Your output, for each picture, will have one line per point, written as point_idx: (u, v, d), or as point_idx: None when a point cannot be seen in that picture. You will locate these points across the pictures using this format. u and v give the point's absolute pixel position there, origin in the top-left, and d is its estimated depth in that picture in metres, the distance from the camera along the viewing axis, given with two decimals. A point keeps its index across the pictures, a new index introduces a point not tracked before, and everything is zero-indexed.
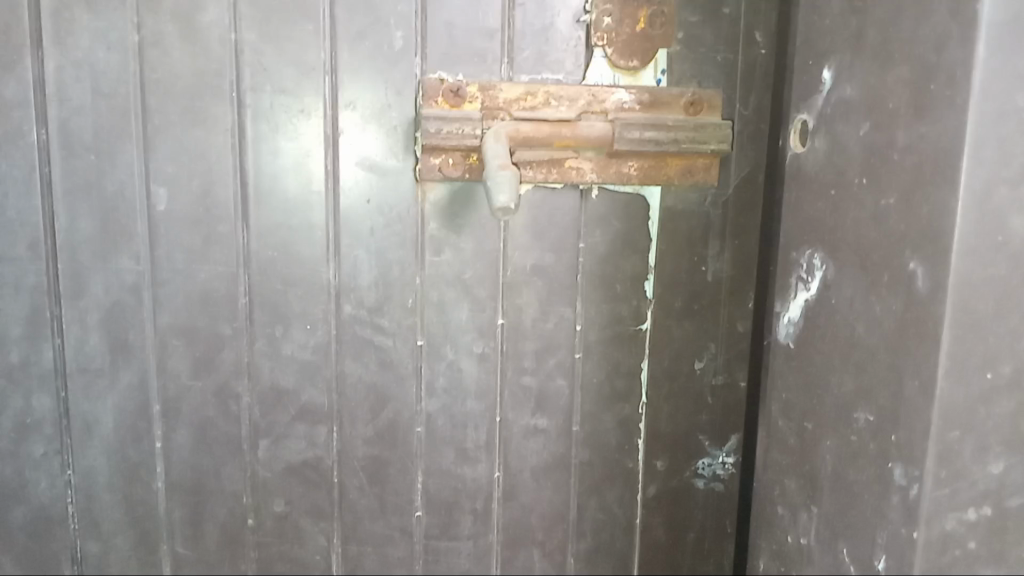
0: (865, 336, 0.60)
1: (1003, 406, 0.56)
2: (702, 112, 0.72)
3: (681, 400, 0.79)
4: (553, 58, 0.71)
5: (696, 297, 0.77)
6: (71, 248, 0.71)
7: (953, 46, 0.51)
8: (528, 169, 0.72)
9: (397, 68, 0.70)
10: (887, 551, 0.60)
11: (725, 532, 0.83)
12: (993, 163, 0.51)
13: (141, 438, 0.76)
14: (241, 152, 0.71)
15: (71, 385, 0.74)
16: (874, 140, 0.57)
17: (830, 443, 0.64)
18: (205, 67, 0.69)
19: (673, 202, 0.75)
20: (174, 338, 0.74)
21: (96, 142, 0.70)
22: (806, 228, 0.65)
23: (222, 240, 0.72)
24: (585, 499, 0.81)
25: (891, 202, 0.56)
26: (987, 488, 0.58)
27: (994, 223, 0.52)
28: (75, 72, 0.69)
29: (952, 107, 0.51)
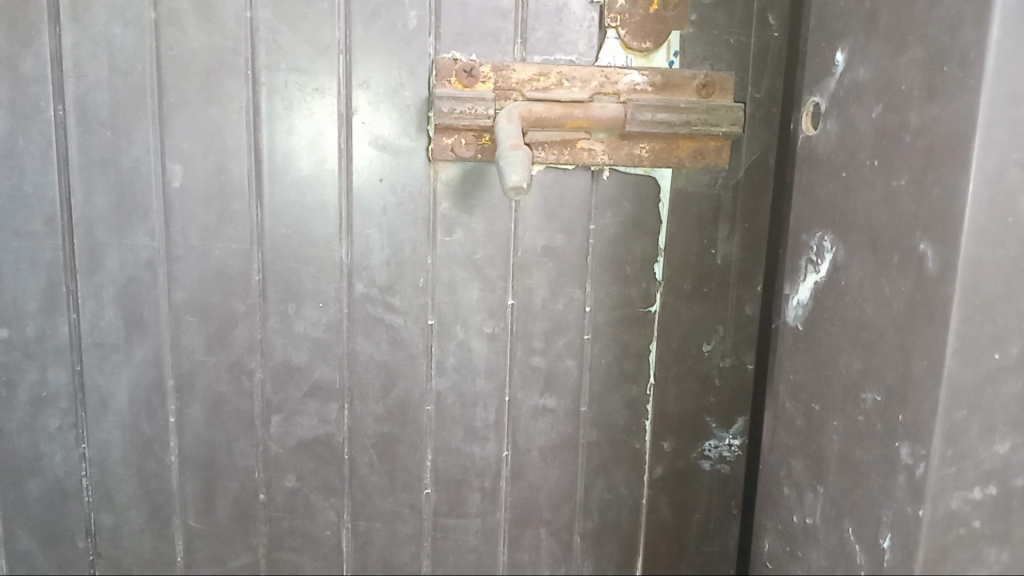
0: (873, 317, 0.60)
1: (1010, 386, 0.57)
2: (714, 94, 0.73)
3: (688, 382, 0.80)
4: (566, 39, 0.71)
5: (705, 280, 0.77)
6: (87, 224, 0.72)
7: (967, 28, 0.51)
8: (540, 149, 0.72)
9: (411, 47, 0.70)
10: (892, 529, 0.60)
11: (730, 513, 0.83)
12: (1004, 145, 0.52)
13: (155, 413, 0.77)
14: (255, 130, 0.71)
15: (86, 360, 0.75)
16: (886, 122, 0.58)
17: (837, 424, 0.65)
18: (221, 45, 0.69)
19: (684, 184, 0.75)
20: (188, 314, 0.75)
21: (112, 118, 0.70)
22: (817, 211, 0.65)
23: (236, 217, 0.73)
24: (592, 479, 0.82)
25: (902, 184, 0.57)
26: (992, 467, 0.59)
27: (1004, 204, 0.53)
28: (92, 48, 0.69)
29: (964, 89, 0.51)
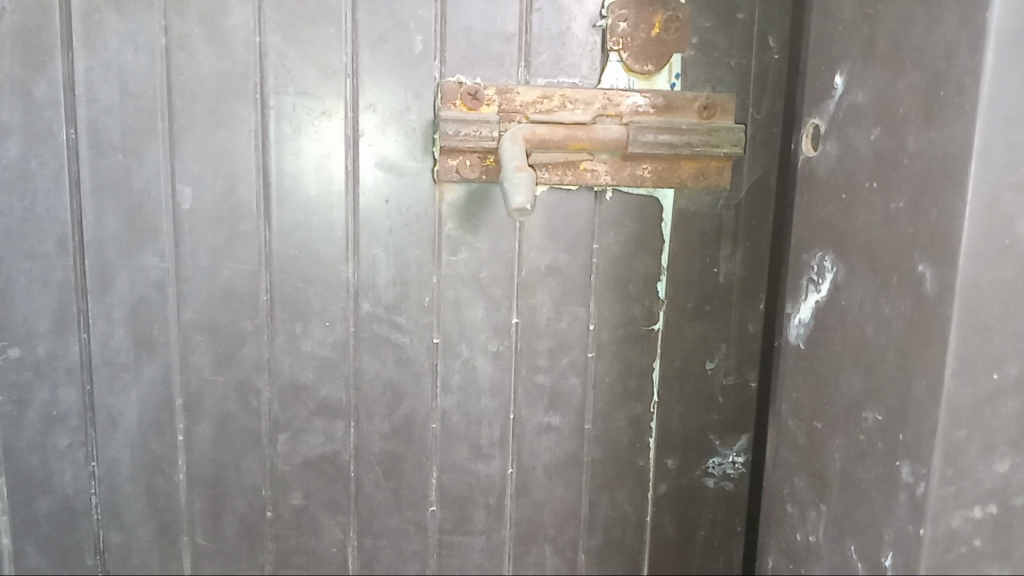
0: (873, 337, 0.61)
1: (1009, 406, 0.57)
2: (715, 116, 0.74)
3: (692, 400, 0.80)
4: (569, 62, 0.72)
5: (708, 298, 0.78)
6: (98, 245, 0.73)
7: (962, 54, 0.52)
8: (543, 170, 0.73)
9: (417, 71, 0.71)
10: (894, 547, 0.61)
11: (734, 530, 0.84)
12: (1000, 169, 0.52)
13: (164, 431, 0.78)
14: (264, 153, 0.72)
15: (96, 378, 0.76)
16: (885, 145, 0.59)
17: (839, 442, 0.65)
18: (230, 69, 0.71)
19: (686, 204, 0.76)
20: (196, 333, 0.76)
21: (123, 141, 0.72)
22: (817, 232, 0.66)
23: (244, 238, 0.74)
24: (597, 497, 0.82)
25: (900, 206, 0.57)
26: (992, 486, 0.59)
27: (1001, 226, 0.53)
28: (104, 73, 0.70)
29: (961, 114, 0.52)
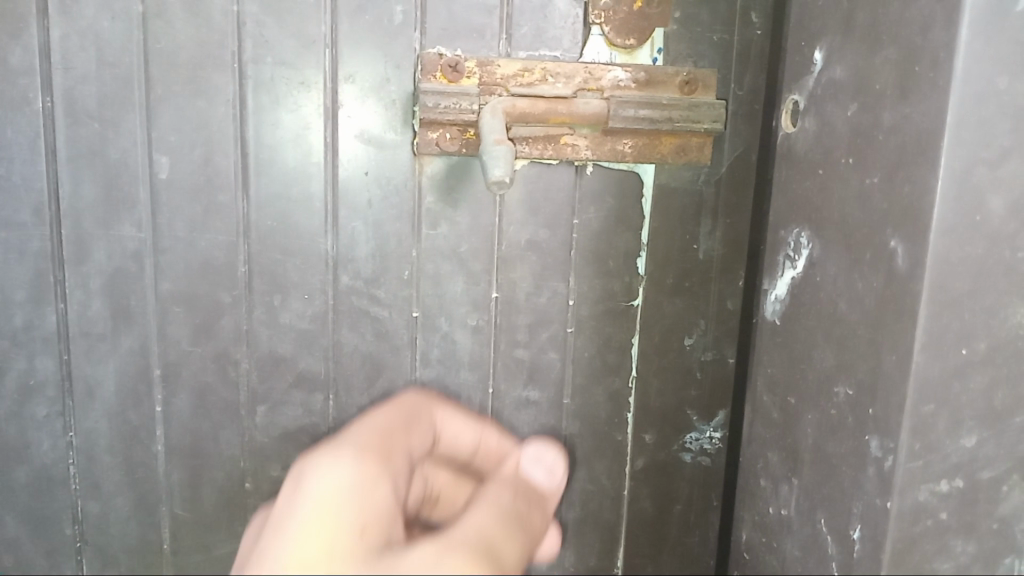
0: (846, 312, 0.61)
1: (978, 381, 0.58)
2: (697, 92, 0.74)
3: (669, 375, 0.81)
4: (551, 35, 0.72)
5: (687, 275, 0.78)
6: (75, 214, 0.73)
7: (938, 29, 0.52)
8: (524, 145, 0.73)
9: (397, 42, 0.71)
10: (862, 520, 0.61)
11: (711, 505, 0.85)
12: (972, 145, 0.52)
13: (142, 402, 0.78)
14: (242, 123, 0.72)
15: (73, 349, 0.76)
16: (861, 121, 0.59)
17: (812, 417, 0.66)
18: (207, 38, 0.70)
19: (667, 179, 0.76)
20: (174, 304, 0.75)
21: (100, 110, 0.71)
22: (794, 208, 0.66)
23: (222, 209, 0.74)
24: (575, 471, 0.83)
25: (875, 181, 0.57)
26: (959, 460, 0.60)
27: (973, 202, 0.54)
28: (80, 40, 0.69)
29: (934, 89, 0.52)
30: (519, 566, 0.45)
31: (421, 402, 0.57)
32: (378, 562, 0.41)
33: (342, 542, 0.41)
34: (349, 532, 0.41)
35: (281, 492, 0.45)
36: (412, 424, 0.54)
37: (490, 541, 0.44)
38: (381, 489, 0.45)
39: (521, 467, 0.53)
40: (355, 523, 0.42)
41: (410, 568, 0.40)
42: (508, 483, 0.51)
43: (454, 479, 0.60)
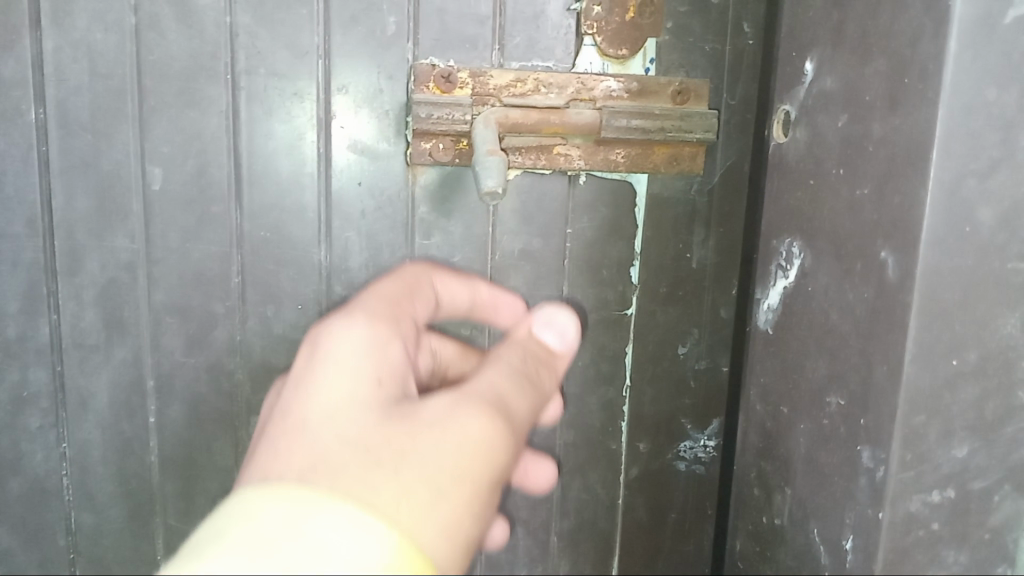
0: (838, 322, 0.61)
1: (968, 392, 0.58)
2: (689, 101, 0.74)
3: (663, 384, 0.81)
4: (543, 46, 0.73)
5: (680, 284, 0.78)
6: (68, 226, 0.73)
7: (926, 41, 0.52)
8: (517, 155, 0.73)
9: (390, 53, 0.71)
10: (854, 530, 0.61)
11: (705, 513, 0.85)
12: (961, 156, 0.53)
13: (135, 413, 0.78)
14: (235, 134, 0.72)
15: (66, 360, 0.76)
16: (851, 132, 0.59)
17: (804, 426, 0.66)
18: (200, 49, 0.70)
19: (660, 189, 0.76)
20: (167, 315, 0.75)
21: (93, 122, 0.71)
22: (786, 217, 0.67)
23: (215, 220, 0.74)
24: (569, 480, 0.83)
25: (866, 192, 0.58)
26: (951, 471, 0.60)
27: (962, 213, 0.54)
28: (73, 52, 0.70)
29: (923, 101, 0.52)
30: (530, 418, 0.52)
31: (414, 270, 0.62)
32: (398, 410, 0.47)
33: (361, 392, 0.47)
34: (368, 384, 0.48)
35: (304, 355, 0.51)
36: (416, 293, 0.59)
37: (496, 389, 0.50)
38: (394, 350, 0.51)
39: (532, 331, 0.59)
40: (373, 377, 0.48)
41: (428, 417, 0.46)
42: (517, 346, 0.56)
43: (456, 349, 0.68)
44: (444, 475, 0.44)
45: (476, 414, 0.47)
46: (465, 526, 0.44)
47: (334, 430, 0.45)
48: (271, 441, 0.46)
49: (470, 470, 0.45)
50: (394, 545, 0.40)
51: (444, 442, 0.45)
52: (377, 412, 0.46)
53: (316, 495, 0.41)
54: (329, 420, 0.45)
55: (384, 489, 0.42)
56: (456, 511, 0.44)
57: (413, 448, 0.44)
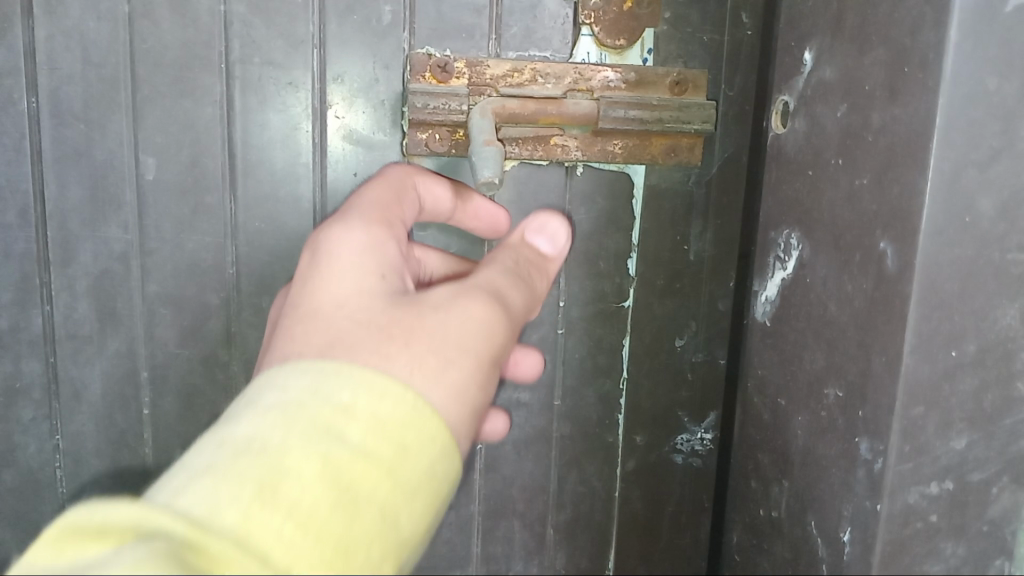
0: (836, 314, 0.61)
1: (967, 383, 0.58)
2: (687, 92, 0.73)
3: (661, 377, 0.81)
4: (540, 36, 0.72)
5: (678, 276, 0.78)
6: (61, 216, 0.72)
7: (926, 30, 0.52)
8: (514, 145, 0.73)
9: (386, 42, 0.71)
10: (851, 522, 0.61)
11: (702, 506, 0.85)
12: (961, 146, 0.52)
13: (129, 404, 0.77)
14: (229, 124, 0.71)
15: (60, 351, 0.75)
16: (850, 122, 0.58)
17: (802, 419, 0.66)
18: (194, 38, 0.70)
19: (657, 180, 0.76)
20: (162, 306, 0.75)
21: (86, 111, 0.70)
22: (784, 209, 0.66)
23: (209, 210, 0.73)
24: (565, 473, 0.83)
25: (864, 182, 0.57)
26: (949, 463, 0.60)
27: (962, 203, 0.53)
28: (65, 41, 0.69)
29: (923, 90, 0.52)
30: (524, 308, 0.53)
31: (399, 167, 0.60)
32: (406, 298, 0.48)
33: (364, 283, 0.48)
34: (371, 276, 0.48)
35: (304, 254, 0.51)
36: (403, 194, 0.57)
37: (495, 282, 0.52)
38: (392, 246, 0.51)
39: (525, 238, 0.59)
40: (377, 268, 0.49)
41: (433, 300, 0.47)
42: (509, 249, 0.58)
43: (442, 257, 0.67)
44: (450, 348, 0.45)
45: (478, 299, 0.48)
46: (472, 398, 0.46)
47: (347, 318, 0.46)
48: (283, 339, 0.46)
49: (475, 347, 0.46)
50: (414, 405, 0.42)
51: (449, 321, 0.46)
52: (386, 302, 0.47)
53: (336, 367, 0.42)
54: (340, 312, 0.46)
55: (398, 361, 0.43)
56: (464, 379, 0.45)
57: (423, 328, 0.45)
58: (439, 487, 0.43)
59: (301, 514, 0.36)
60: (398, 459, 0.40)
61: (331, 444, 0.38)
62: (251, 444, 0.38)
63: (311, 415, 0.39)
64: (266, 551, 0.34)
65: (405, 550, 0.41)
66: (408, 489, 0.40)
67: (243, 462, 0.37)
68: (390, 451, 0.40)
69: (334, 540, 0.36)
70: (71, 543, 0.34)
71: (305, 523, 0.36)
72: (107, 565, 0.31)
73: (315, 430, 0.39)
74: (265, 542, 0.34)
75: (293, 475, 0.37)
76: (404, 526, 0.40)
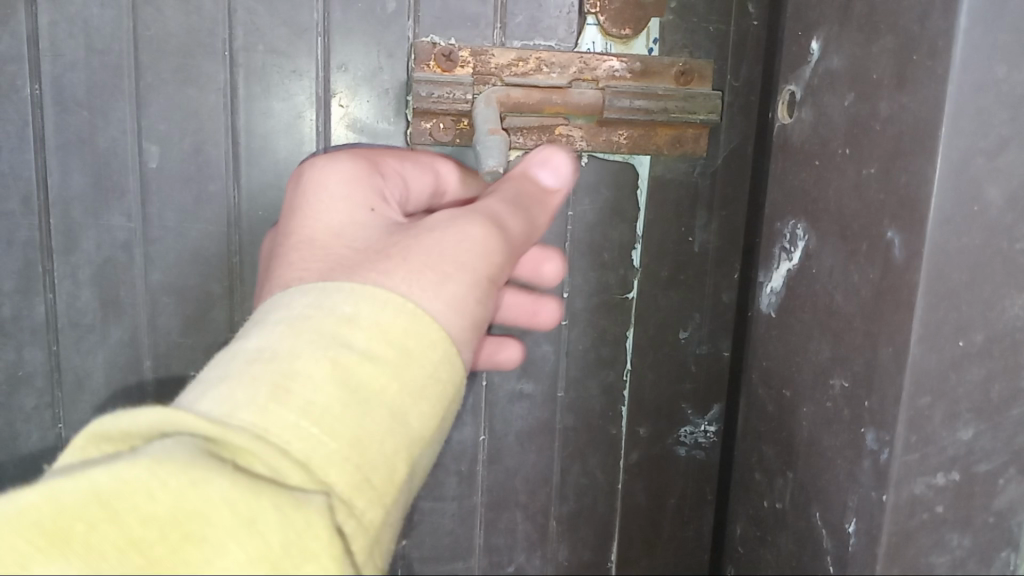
0: (842, 305, 0.61)
1: (974, 374, 0.58)
2: (693, 82, 0.73)
3: (664, 369, 0.80)
4: (545, 25, 0.72)
5: (682, 268, 0.78)
6: (64, 204, 0.72)
7: (936, 16, 0.51)
8: (518, 135, 0.72)
9: (390, 31, 0.70)
10: (857, 514, 0.61)
11: (705, 499, 0.85)
12: (970, 134, 0.52)
13: (132, 393, 0.77)
14: (233, 112, 0.71)
15: (62, 339, 0.75)
16: (858, 110, 0.58)
17: (806, 410, 0.65)
18: (198, 25, 0.69)
19: (662, 171, 0.75)
20: (165, 295, 0.75)
21: (89, 98, 0.70)
22: (791, 199, 0.66)
23: (213, 198, 0.73)
24: (568, 464, 0.82)
25: (872, 171, 0.57)
26: (955, 454, 0.60)
27: (971, 191, 0.53)
28: (69, 27, 0.68)
29: (932, 78, 0.51)
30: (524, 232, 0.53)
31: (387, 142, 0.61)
32: (393, 227, 0.50)
33: (351, 212, 0.51)
34: (356, 205, 0.51)
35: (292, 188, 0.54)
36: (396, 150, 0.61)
37: (495, 207, 0.52)
38: (373, 180, 0.54)
39: (532, 169, 0.57)
40: (368, 206, 0.52)
41: (430, 223, 0.48)
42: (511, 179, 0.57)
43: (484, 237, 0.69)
44: (447, 261, 0.46)
45: (476, 217, 0.49)
46: (473, 310, 0.46)
47: (336, 244, 0.48)
48: (276, 263, 0.50)
49: (474, 261, 0.47)
50: (415, 310, 0.42)
51: (446, 237, 0.47)
52: (375, 233, 0.49)
53: (335, 283, 0.43)
54: (332, 239, 0.49)
55: (396, 273, 0.44)
56: (462, 290, 0.46)
57: (418, 245, 0.46)
58: (448, 389, 0.43)
59: (311, 410, 0.36)
60: (401, 362, 0.41)
61: (337, 349, 0.39)
62: (261, 353, 0.39)
63: (315, 324, 0.40)
64: (281, 443, 0.35)
65: (419, 448, 0.41)
66: (416, 389, 0.41)
67: (254, 368, 0.38)
68: (394, 352, 0.41)
69: (347, 431, 0.37)
70: (95, 451, 0.35)
71: (316, 417, 0.36)
72: (133, 454, 0.31)
73: (319, 336, 0.39)
74: (280, 435, 0.35)
75: (304, 375, 0.37)
76: (415, 423, 0.41)
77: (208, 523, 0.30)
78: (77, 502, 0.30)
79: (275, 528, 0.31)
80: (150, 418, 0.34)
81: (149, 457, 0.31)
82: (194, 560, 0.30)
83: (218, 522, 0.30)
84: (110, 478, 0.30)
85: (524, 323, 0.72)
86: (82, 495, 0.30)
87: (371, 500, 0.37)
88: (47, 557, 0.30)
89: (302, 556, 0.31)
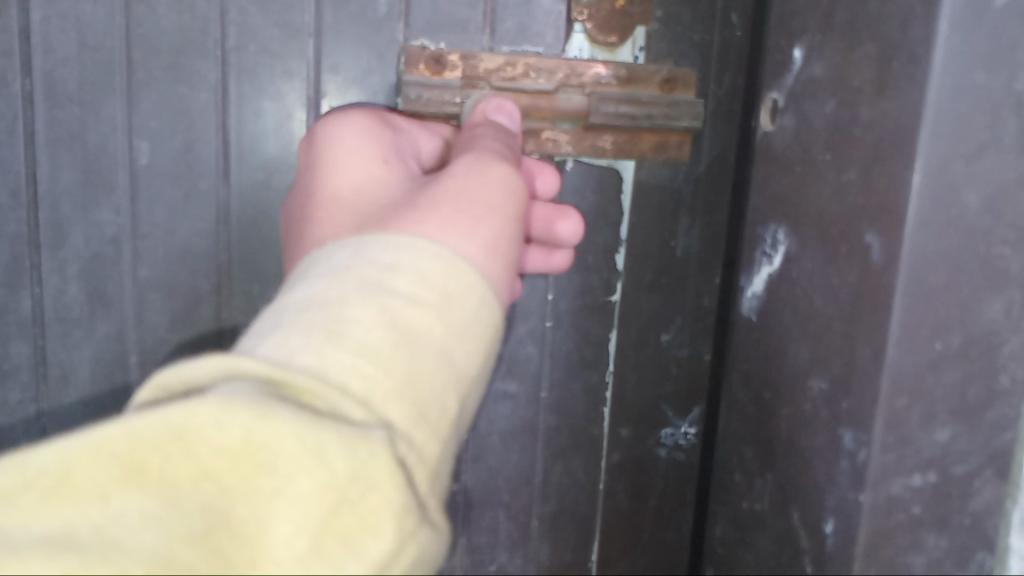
0: (822, 307, 0.62)
1: (951, 376, 0.59)
2: (677, 90, 0.75)
3: (646, 371, 0.82)
4: (534, 31, 0.73)
5: (665, 271, 0.79)
6: (52, 199, 0.72)
7: (916, 25, 0.53)
8: None
9: (380, 34, 0.71)
10: (835, 513, 0.62)
11: (685, 500, 0.86)
12: (948, 140, 0.53)
13: (117, 388, 0.77)
14: (224, 111, 0.72)
15: (48, 334, 0.75)
16: (839, 117, 0.59)
17: (786, 412, 0.67)
18: (190, 23, 0.70)
19: (646, 176, 0.77)
20: (152, 291, 0.75)
21: (80, 95, 0.70)
22: (773, 205, 0.67)
23: (202, 197, 0.74)
24: (551, 465, 0.83)
25: (853, 176, 0.58)
26: (932, 454, 0.61)
27: (949, 197, 0.55)
28: (61, 23, 0.68)
29: (912, 84, 0.53)
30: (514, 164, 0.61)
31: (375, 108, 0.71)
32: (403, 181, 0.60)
33: (371, 166, 0.60)
34: (373, 160, 0.61)
35: (311, 148, 0.64)
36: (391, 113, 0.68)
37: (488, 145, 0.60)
38: (379, 138, 0.63)
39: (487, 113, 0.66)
40: (379, 166, 0.60)
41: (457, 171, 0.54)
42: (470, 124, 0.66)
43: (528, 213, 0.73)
44: (479, 207, 0.51)
45: (495, 162, 0.55)
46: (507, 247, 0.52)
47: (361, 195, 0.57)
48: (312, 209, 0.59)
49: (495, 202, 0.52)
50: (448, 258, 0.46)
51: (473, 184, 0.53)
52: (391, 195, 0.57)
53: (371, 237, 0.46)
54: (352, 196, 0.58)
55: (424, 217, 0.48)
56: (493, 231, 0.51)
57: (443, 193, 0.51)
58: (488, 328, 0.48)
59: (364, 349, 0.39)
60: (443, 305, 0.45)
61: (383, 296, 0.42)
62: (310, 301, 0.41)
63: (360, 277, 0.43)
64: (340, 379, 0.38)
65: (465, 384, 0.45)
66: (457, 331, 0.45)
67: (309, 313, 0.40)
68: (439, 302, 0.44)
69: (397, 367, 0.40)
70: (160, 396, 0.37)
71: (368, 354, 0.39)
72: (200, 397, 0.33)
73: (366, 282, 0.43)
74: (339, 372, 0.38)
75: (355, 320, 0.40)
76: (460, 360, 0.45)
77: (277, 455, 0.33)
78: (151, 436, 0.32)
79: (340, 458, 0.33)
80: (215, 364, 0.36)
81: (220, 397, 0.33)
82: (266, 488, 0.33)
83: (287, 453, 0.33)
84: (185, 415, 0.33)
85: (542, 268, 0.76)
86: (159, 431, 0.32)
87: (428, 432, 0.40)
88: (123, 488, 0.32)
89: (367, 485, 0.34)
